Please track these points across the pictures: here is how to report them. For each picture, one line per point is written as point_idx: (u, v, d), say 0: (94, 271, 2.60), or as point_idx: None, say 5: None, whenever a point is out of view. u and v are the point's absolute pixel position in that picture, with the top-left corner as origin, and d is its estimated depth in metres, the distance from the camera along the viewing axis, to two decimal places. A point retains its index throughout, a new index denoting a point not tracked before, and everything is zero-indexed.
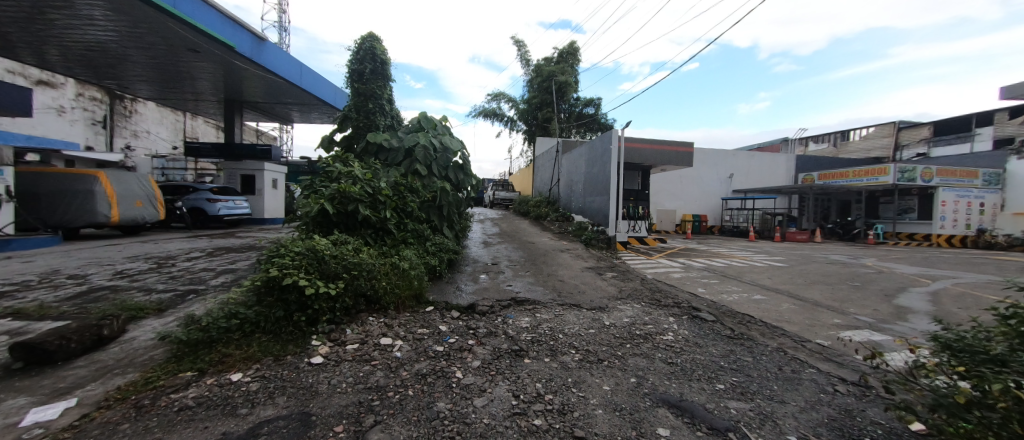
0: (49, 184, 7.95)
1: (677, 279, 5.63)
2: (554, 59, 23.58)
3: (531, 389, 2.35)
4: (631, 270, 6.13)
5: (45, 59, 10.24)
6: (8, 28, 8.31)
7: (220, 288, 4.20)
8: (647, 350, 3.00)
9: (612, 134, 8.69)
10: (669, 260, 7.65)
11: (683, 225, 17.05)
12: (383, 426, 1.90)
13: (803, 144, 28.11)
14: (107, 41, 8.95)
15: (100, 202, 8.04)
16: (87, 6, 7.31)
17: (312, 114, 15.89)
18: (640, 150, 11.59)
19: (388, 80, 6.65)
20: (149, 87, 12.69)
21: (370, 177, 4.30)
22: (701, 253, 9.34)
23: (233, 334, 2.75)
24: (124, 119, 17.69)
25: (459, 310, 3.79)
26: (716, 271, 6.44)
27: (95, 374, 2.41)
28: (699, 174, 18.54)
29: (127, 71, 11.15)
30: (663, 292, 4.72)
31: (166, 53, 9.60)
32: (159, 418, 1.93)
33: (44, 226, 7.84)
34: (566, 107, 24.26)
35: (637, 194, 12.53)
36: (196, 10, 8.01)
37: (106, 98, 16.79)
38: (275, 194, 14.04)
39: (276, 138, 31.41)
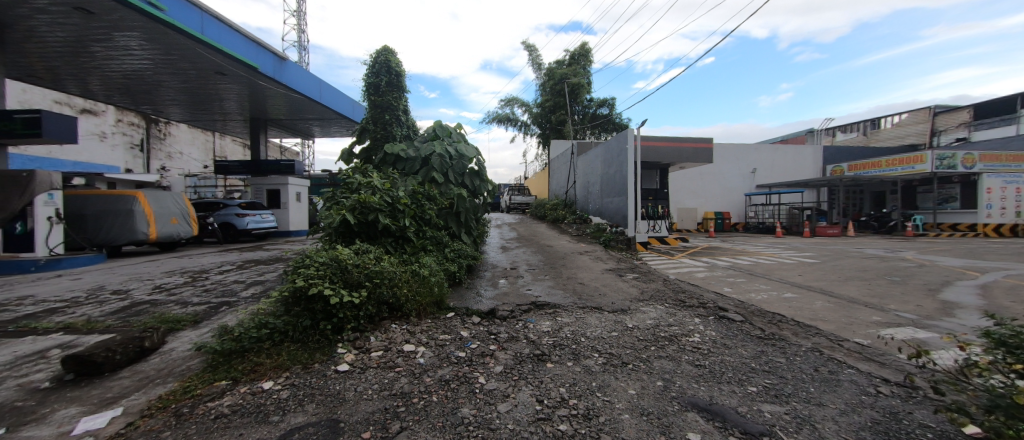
0: (94, 205, 8.41)
1: (701, 279, 5.45)
2: (565, 61, 23.67)
3: (555, 394, 2.32)
4: (653, 271, 5.99)
5: (88, 89, 10.96)
6: (55, 62, 8.95)
7: (251, 299, 4.35)
8: (673, 353, 2.93)
9: (628, 134, 8.59)
10: (693, 260, 7.43)
11: (705, 223, 16.64)
12: (410, 432, 1.92)
13: (830, 135, 27.02)
14: (143, 69, 9.50)
15: (140, 221, 8.50)
16: (125, 37, 7.76)
17: (332, 128, 16.41)
18: (657, 148, 11.43)
19: (403, 91, 6.77)
20: (181, 110, 13.39)
21: (389, 186, 4.37)
22: (726, 251, 9.04)
23: (264, 343, 2.85)
24: (159, 141, 18.76)
25: (479, 316, 3.80)
26: (742, 269, 6.24)
27: (138, 383, 2.53)
28: (719, 170, 18.09)
29: (160, 96, 11.81)
30: (688, 293, 4.58)
31: (196, 77, 10.12)
32: (197, 426, 2.02)
33: (89, 245, 8.31)
34: (579, 109, 24.26)
35: (656, 193, 12.28)
36: (222, 34, 8.42)
37: (142, 123, 17.83)
38: (299, 207, 14.47)
39: (299, 154, 32.77)
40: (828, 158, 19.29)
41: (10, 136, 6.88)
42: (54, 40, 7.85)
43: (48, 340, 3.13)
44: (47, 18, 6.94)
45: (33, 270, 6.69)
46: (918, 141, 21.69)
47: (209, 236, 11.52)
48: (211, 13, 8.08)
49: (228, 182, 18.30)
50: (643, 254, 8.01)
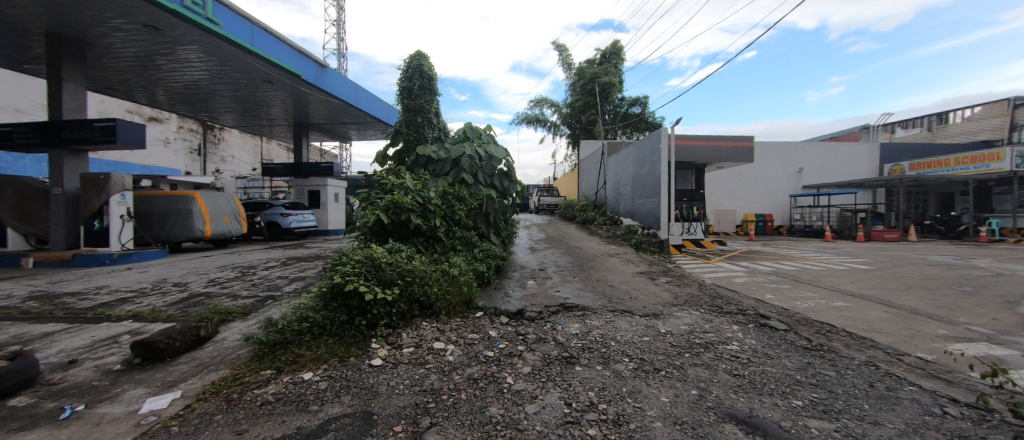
0: (159, 205, 9.20)
1: (740, 284, 5.19)
2: (596, 60, 23.36)
3: (584, 398, 2.29)
4: (688, 275, 5.77)
5: (155, 99, 12.05)
6: (128, 75, 9.91)
7: (293, 294, 4.61)
8: (710, 361, 2.80)
9: (662, 133, 8.31)
10: (731, 264, 7.08)
11: (745, 226, 15.86)
12: (439, 429, 1.96)
13: (887, 131, 24.88)
14: (200, 79, 10.30)
15: (197, 219, 9.22)
16: (186, 50, 8.44)
17: (367, 131, 17.06)
18: (692, 148, 11.00)
19: (435, 95, 6.93)
20: (233, 117, 14.43)
21: (421, 187, 4.48)
22: (767, 255, 8.54)
23: (304, 335, 3.01)
24: (215, 146, 20.34)
25: (508, 316, 3.81)
26: (786, 275, 5.89)
27: (194, 369, 2.75)
28: (759, 169, 17.16)
29: (215, 104, 12.76)
30: (725, 299, 4.37)
31: (246, 86, 10.84)
32: (245, 411, 2.17)
33: (153, 240, 9.11)
34: (610, 108, 23.87)
35: (691, 194, 11.85)
36: (270, 45, 8.98)
37: (200, 129, 19.38)
38: (336, 207, 15.17)
39: (337, 156, 34.48)
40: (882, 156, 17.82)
41: (90, 143, 7.67)
42: (127, 55, 8.69)
43: (120, 326, 3.47)
44: (122, 35, 7.70)
45: (108, 263, 7.43)
46: (993, 136, 19.50)
47: (256, 233, 12.35)
48: (260, 25, 8.62)
49: (274, 183, 19.52)
50: (677, 257, 7.73)
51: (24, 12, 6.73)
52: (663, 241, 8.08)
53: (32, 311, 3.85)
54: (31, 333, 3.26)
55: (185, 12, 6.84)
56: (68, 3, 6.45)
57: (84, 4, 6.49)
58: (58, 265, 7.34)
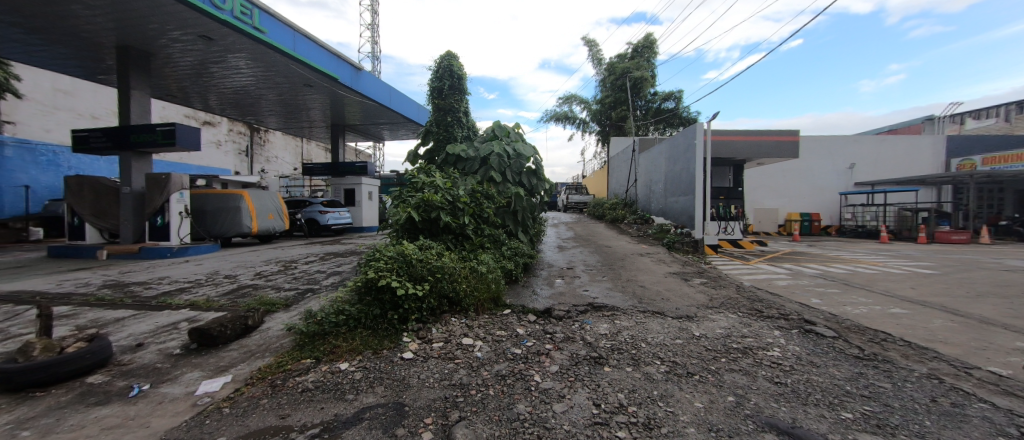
0: (211, 202, 9.93)
1: (783, 287, 4.91)
2: (628, 55, 22.86)
3: (612, 399, 2.25)
4: (725, 276, 5.53)
5: (209, 104, 13.00)
6: (186, 83, 10.75)
7: (330, 287, 4.84)
8: (748, 367, 2.67)
9: (697, 128, 7.97)
10: (772, 266, 6.71)
11: (788, 226, 14.97)
12: (467, 423, 1.99)
13: (955, 122, 22.56)
14: (247, 85, 10.99)
15: (244, 215, 9.87)
16: (235, 58, 9.03)
17: (399, 131, 17.53)
18: (730, 143, 10.47)
19: (465, 94, 6.99)
20: (277, 119, 15.30)
21: (450, 185, 4.55)
22: (812, 257, 8.02)
23: (341, 327, 3.15)
24: (261, 147, 21.71)
25: (535, 314, 3.81)
26: (835, 279, 5.51)
27: (243, 355, 2.95)
28: (803, 166, 16.14)
29: (260, 108, 13.58)
30: (765, 302, 4.15)
31: (288, 90, 11.44)
32: (287, 397, 2.31)
33: (207, 235, 9.82)
34: (641, 104, 23.25)
35: (729, 192, 11.43)
36: (310, 50, 9.42)
37: (248, 132, 20.74)
38: (370, 205, 15.77)
39: (371, 156, 35.82)
40: (946, 150, 16.26)
41: (154, 146, 8.39)
42: (183, 64, 9.42)
43: (179, 314, 3.78)
44: (180, 46, 8.35)
45: (169, 255, 8.11)
46: None
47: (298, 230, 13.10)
48: (301, 32, 9.07)
49: (313, 182, 20.56)
50: (712, 258, 7.43)
51: (99, 27, 7.46)
52: (697, 241, 7.79)
53: (107, 297, 4.29)
54: (107, 318, 3.63)
55: (235, 22, 7.31)
56: (135, 18, 7.07)
57: (149, 18, 7.11)
58: (127, 257, 8.10)
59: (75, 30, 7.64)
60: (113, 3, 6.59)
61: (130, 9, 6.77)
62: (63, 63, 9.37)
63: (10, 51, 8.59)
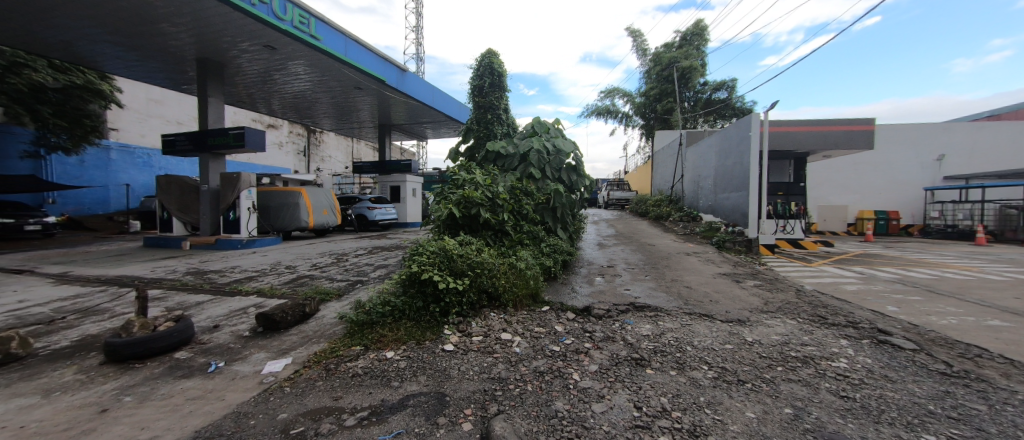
0: (273, 199, 10.86)
1: (853, 293, 4.46)
2: (675, 44, 21.95)
3: (655, 403, 2.17)
4: (783, 279, 5.13)
5: (272, 108, 14.19)
6: (253, 89, 11.80)
7: (377, 279, 5.11)
8: (809, 378, 2.46)
9: (752, 119, 7.41)
10: (838, 268, 6.11)
11: (859, 225, 13.68)
12: (506, 416, 2.02)
13: None
14: (304, 89, 11.84)
15: (302, 211, 10.67)
16: (295, 65, 9.74)
17: (441, 130, 18.00)
18: (791, 134, 9.63)
19: (505, 91, 7.01)
20: (331, 121, 16.35)
21: (489, 182, 4.60)
22: (886, 260, 7.19)
23: (387, 318, 3.31)
24: (316, 148, 23.37)
25: (574, 312, 3.77)
26: (918, 285, 4.91)
27: (302, 340, 3.20)
28: (876, 159, 14.53)
29: (316, 111, 14.58)
30: (831, 308, 3.80)
31: (340, 93, 12.17)
32: (340, 380, 2.47)
33: (271, 228, 10.74)
34: (690, 95, 22.11)
35: (788, 187, 10.54)
36: (361, 54, 9.93)
37: (305, 133, 22.40)
38: (414, 201, 16.40)
39: (415, 154, 37.27)
40: None
41: (227, 148, 9.30)
42: (250, 72, 10.33)
43: (248, 299, 4.18)
44: (248, 56, 9.19)
45: (240, 247, 8.96)
46: None
47: (348, 225, 13.97)
48: (353, 38, 9.59)
49: (362, 180, 21.78)
50: (767, 258, 6.90)
51: (183, 42, 8.40)
52: (751, 240, 7.24)
53: (190, 283, 4.86)
54: (189, 301, 4.10)
55: (294, 31, 7.90)
56: (211, 32, 7.86)
57: (223, 31, 7.88)
58: (206, 248, 9.09)
59: (163, 47, 8.66)
60: (195, 20, 7.38)
61: (208, 24, 7.54)
62: (154, 76, 10.66)
63: (115, 67, 9.91)
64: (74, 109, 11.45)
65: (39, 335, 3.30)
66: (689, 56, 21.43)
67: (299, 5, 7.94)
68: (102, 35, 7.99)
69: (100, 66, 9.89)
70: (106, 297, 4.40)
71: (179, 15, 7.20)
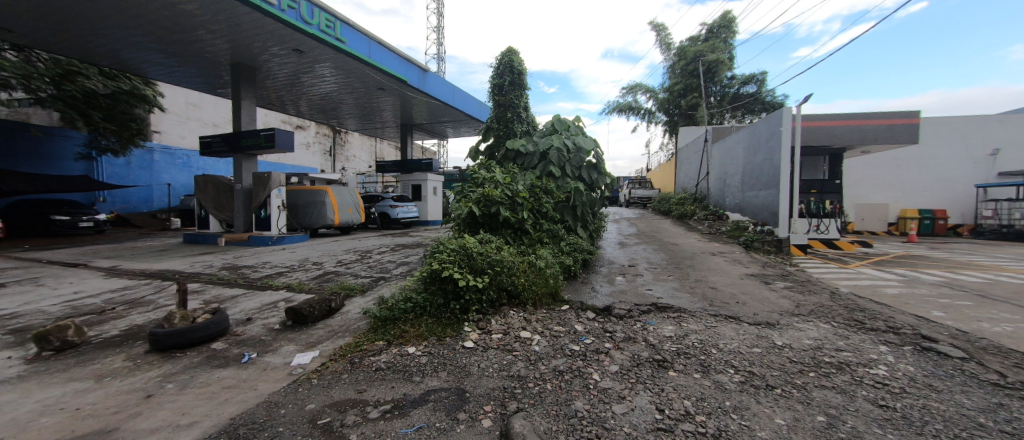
0: (300, 197, 11.27)
1: (895, 296, 4.22)
2: (701, 37, 21.35)
3: (678, 406, 2.12)
4: (816, 281, 4.91)
5: (300, 110, 14.72)
6: (282, 92, 12.26)
7: (399, 276, 5.23)
8: (844, 385, 2.34)
9: (783, 113, 7.10)
10: (876, 270, 5.79)
11: (901, 225, 12.99)
12: (525, 414, 2.02)
13: None
14: (330, 91, 12.20)
15: (328, 209, 11.04)
16: (321, 67, 10.05)
17: (461, 129, 18.17)
18: (826, 129, 9.17)
19: (525, 89, 7.00)
20: (355, 121, 16.80)
21: (509, 180, 4.62)
22: (931, 262, 6.73)
23: (409, 314, 3.39)
24: (342, 148, 24.08)
25: (595, 311, 3.73)
26: (968, 288, 4.58)
27: (328, 334, 3.32)
28: (921, 154, 13.65)
29: (342, 112, 15.01)
30: (869, 312, 3.61)
31: (364, 94, 12.47)
32: (363, 374, 2.55)
33: (299, 226, 11.16)
34: (716, 89, 21.42)
35: (822, 185, 10.03)
36: (384, 56, 10.14)
37: (330, 134, 23.12)
38: (435, 200, 16.65)
39: (435, 153, 37.81)
40: None
41: (259, 149, 9.73)
42: (279, 75, 10.74)
43: (278, 294, 4.37)
44: (278, 59, 9.55)
45: (270, 243, 9.36)
46: None
47: (371, 223, 14.36)
48: (376, 40, 9.80)
49: (384, 178, 22.28)
50: (798, 258, 6.61)
51: (218, 48, 8.81)
52: (781, 240, 6.95)
53: (225, 277, 5.12)
54: (225, 294, 4.33)
55: (321, 35, 8.14)
56: (244, 37, 8.21)
57: (255, 37, 8.22)
58: (239, 244, 9.56)
59: (200, 53, 9.11)
60: (229, 26, 7.73)
61: (241, 30, 7.88)
62: (192, 80, 11.26)
63: (157, 73, 10.53)
64: (122, 114, 12.15)
65: (92, 323, 3.56)
66: (716, 49, 20.77)
67: (325, 9, 8.17)
68: (146, 43, 8.48)
69: (144, 73, 10.54)
70: (150, 290, 4.70)
71: (214, 22, 7.56)
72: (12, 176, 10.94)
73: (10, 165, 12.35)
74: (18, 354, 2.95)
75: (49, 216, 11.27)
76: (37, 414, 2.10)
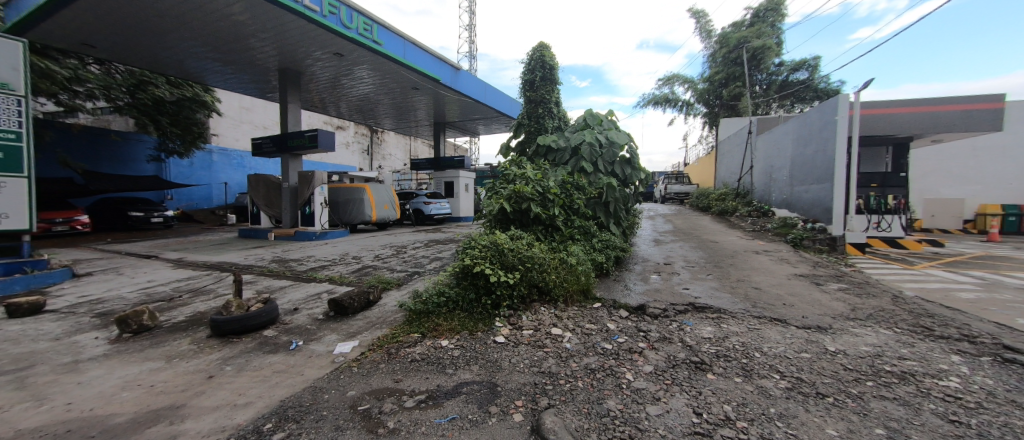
0: (340, 194, 11.86)
1: (975, 301, 3.81)
2: (746, 22, 20.17)
3: (717, 410, 2.04)
4: (876, 283, 4.51)
5: (341, 111, 15.44)
6: (324, 94, 12.91)
7: (433, 271, 5.39)
8: (908, 397, 2.14)
9: (839, 101, 6.56)
10: (948, 272, 5.23)
11: (980, 221, 11.71)
12: (556, 411, 2.03)
13: None
14: (368, 92, 12.68)
15: (366, 206, 11.55)
16: (360, 69, 10.45)
17: (493, 125, 18.27)
18: (890, 117, 8.42)
19: (556, 84, 6.93)
20: (390, 121, 17.38)
21: (540, 177, 4.61)
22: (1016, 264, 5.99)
23: (442, 308, 3.47)
24: (378, 146, 25.00)
25: (628, 310, 3.66)
26: None
27: (367, 325, 3.48)
28: (1007, 142, 12.12)
29: (378, 112, 15.58)
30: (940, 319, 3.27)
31: (399, 93, 12.84)
32: (400, 364, 2.65)
33: (339, 221, 11.76)
34: (762, 78, 20.20)
35: (884, 178, 9.15)
36: (418, 56, 10.39)
37: (368, 133, 24.07)
38: (467, 196, 16.92)
39: (467, 150, 38.38)
40: None
41: (303, 149, 10.31)
42: (321, 79, 11.29)
43: (321, 286, 4.64)
44: (320, 64, 10.04)
45: (314, 238, 9.93)
46: None
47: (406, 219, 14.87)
48: (411, 41, 10.06)
49: (417, 176, 22.93)
50: (854, 258, 6.12)
51: (267, 55, 9.40)
52: (836, 238, 6.46)
53: (275, 270, 5.51)
54: (274, 285, 4.65)
55: (359, 38, 8.47)
56: (291, 44, 8.70)
57: (300, 43, 8.67)
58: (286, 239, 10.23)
59: (252, 60, 9.77)
60: (277, 34, 8.20)
61: (288, 37, 8.34)
62: (245, 86, 12.10)
63: (215, 81, 11.42)
64: (186, 118, 13.31)
65: (163, 309, 3.96)
66: (762, 35, 19.53)
67: (362, 13, 8.50)
68: (204, 53, 9.21)
69: (204, 81, 11.47)
70: (210, 280, 5.14)
71: (263, 31, 8.04)
72: (96, 177, 12.31)
73: (96, 167, 13.89)
74: (104, 334, 3.32)
75: (127, 212, 12.61)
76: (120, 389, 2.36)
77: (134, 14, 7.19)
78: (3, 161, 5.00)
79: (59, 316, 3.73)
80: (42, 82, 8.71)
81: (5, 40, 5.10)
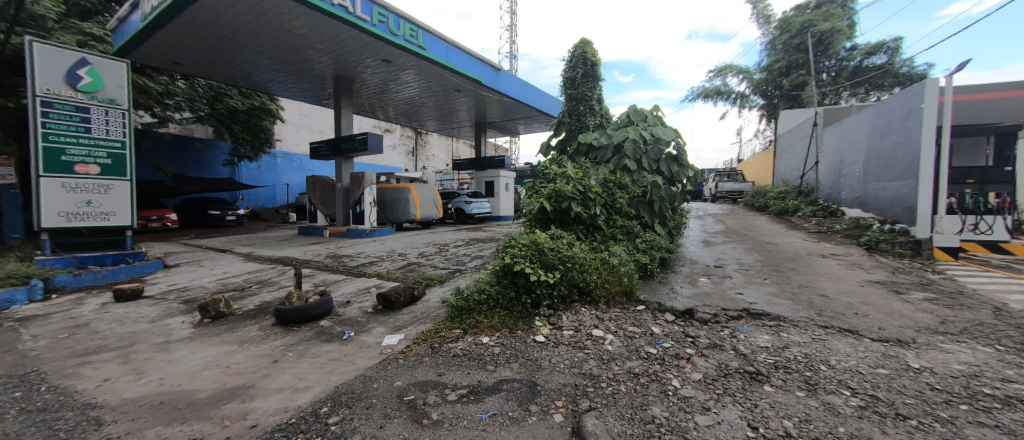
0: (387, 194, 12.46)
1: None
2: (811, 4, 18.50)
3: (776, 425, 1.90)
4: (973, 293, 3.95)
5: (388, 115, 16.23)
6: (373, 99, 13.64)
7: (474, 269, 5.51)
8: (1012, 425, 1.86)
9: (925, 86, 5.82)
10: None
11: None
12: (598, 413, 1.99)
13: None
14: (413, 96, 13.20)
15: (411, 205, 12.05)
16: (406, 74, 10.90)
17: (533, 125, 18.25)
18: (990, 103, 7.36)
19: (599, 81, 6.79)
20: (433, 123, 17.98)
21: (581, 175, 4.56)
22: None
23: (482, 305, 3.54)
24: (421, 148, 25.95)
25: (675, 314, 3.51)
26: None
27: (412, 319, 3.64)
28: None
29: (422, 115, 16.17)
30: None
31: (444, 96, 13.22)
32: (443, 358, 2.75)
33: (386, 220, 12.37)
34: (830, 64, 18.43)
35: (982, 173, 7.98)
36: (460, 58, 10.64)
37: (412, 135, 25.06)
38: (507, 196, 17.06)
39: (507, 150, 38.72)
40: None
41: (354, 152, 10.96)
42: (370, 84, 11.93)
43: (370, 281, 4.92)
44: (371, 70, 10.61)
45: (364, 236, 10.53)
46: None
47: (448, 217, 15.32)
48: (454, 44, 10.33)
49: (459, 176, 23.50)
50: (942, 263, 5.41)
51: (322, 65, 10.10)
52: (920, 241, 5.75)
53: (330, 264, 5.92)
54: (329, 279, 5.01)
55: (406, 45, 8.84)
56: (348, 53, 9.29)
57: (352, 52, 9.22)
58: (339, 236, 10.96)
59: (310, 70, 10.55)
60: (331, 45, 8.78)
61: (344, 46, 8.89)
62: (303, 94, 13.10)
63: (279, 90, 12.48)
64: (254, 126, 14.71)
65: (235, 298, 4.41)
66: (831, 17, 17.79)
67: (409, 20, 8.86)
68: (270, 66, 10.10)
69: (269, 91, 12.57)
70: (274, 273, 5.64)
71: (320, 42, 8.64)
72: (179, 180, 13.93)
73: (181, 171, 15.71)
74: (189, 318, 3.77)
75: (206, 210, 14.12)
76: (202, 367, 2.66)
77: (211, 34, 8.03)
78: (111, 167, 5.82)
79: (154, 301, 4.29)
80: (141, 97, 9.99)
81: (113, 62, 5.89)
